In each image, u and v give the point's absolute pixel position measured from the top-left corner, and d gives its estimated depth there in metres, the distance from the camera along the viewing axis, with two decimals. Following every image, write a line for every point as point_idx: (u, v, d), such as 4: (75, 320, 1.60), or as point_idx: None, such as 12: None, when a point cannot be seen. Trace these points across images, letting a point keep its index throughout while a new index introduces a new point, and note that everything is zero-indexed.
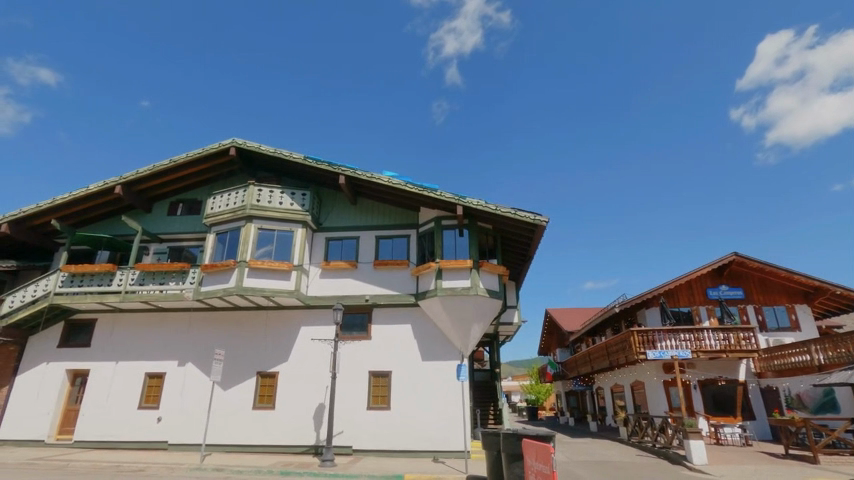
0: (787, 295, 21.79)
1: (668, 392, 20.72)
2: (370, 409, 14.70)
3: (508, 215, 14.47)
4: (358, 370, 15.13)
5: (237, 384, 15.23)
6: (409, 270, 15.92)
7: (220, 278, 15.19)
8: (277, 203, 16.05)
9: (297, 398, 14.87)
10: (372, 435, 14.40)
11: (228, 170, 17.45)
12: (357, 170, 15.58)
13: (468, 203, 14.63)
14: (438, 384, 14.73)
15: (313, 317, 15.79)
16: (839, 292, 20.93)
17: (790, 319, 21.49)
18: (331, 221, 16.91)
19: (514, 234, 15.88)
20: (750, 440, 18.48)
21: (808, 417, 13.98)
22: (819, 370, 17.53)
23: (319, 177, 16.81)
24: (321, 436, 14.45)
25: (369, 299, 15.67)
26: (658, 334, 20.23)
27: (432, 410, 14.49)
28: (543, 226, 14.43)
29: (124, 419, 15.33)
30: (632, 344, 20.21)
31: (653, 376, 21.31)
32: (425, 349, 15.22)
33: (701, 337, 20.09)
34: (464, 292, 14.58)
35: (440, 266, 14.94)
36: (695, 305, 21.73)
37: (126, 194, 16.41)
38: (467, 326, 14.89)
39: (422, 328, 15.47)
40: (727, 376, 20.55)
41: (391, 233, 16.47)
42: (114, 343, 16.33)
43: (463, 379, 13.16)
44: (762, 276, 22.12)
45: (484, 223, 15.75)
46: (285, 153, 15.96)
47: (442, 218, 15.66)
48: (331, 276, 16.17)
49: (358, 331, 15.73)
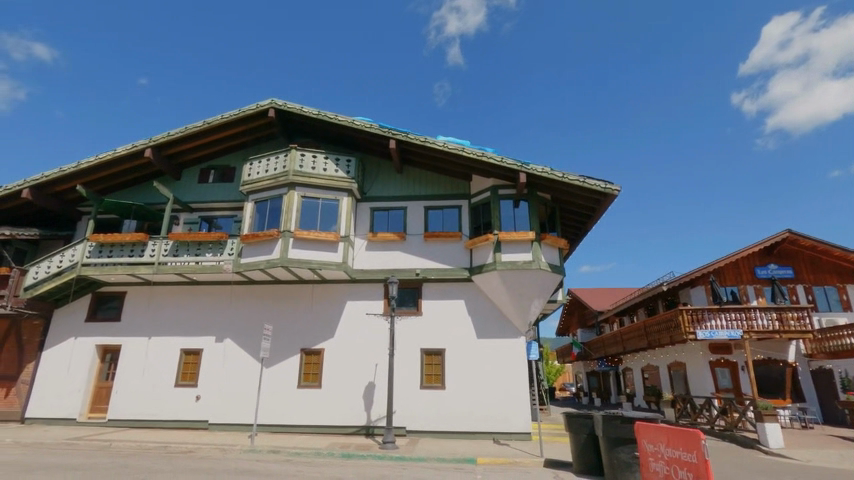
0: (838, 274, 21.02)
1: (714, 373, 20.06)
2: (424, 389, 13.87)
3: (576, 184, 13.42)
4: (409, 348, 14.25)
5: (280, 361, 14.36)
6: (463, 242, 14.95)
7: (262, 249, 14.16)
8: (321, 170, 14.94)
9: (345, 378, 14.01)
10: (428, 415, 13.62)
11: (265, 134, 16.30)
12: (408, 134, 14.43)
13: (532, 169, 13.55)
14: (496, 362, 13.90)
15: (359, 292, 14.84)
16: None
17: (841, 299, 20.75)
18: (376, 190, 15.83)
19: (575, 205, 14.86)
20: (804, 422, 17.91)
21: None
22: None
23: (364, 142, 15.66)
24: (372, 416, 13.63)
25: (420, 273, 14.72)
26: (707, 312, 19.41)
27: (490, 390, 13.71)
28: (613, 196, 13.39)
29: (161, 397, 14.47)
30: (682, 323, 19.40)
31: (698, 357, 20.63)
32: (480, 326, 14.30)
33: (751, 317, 19.31)
34: (526, 267, 13.59)
35: (499, 238, 13.93)
36: (743, 284, 20.89)
37: (156, 158, 15.27)
38: (527, 302, 13.98)
39: (476, 304, 14.52)
40: (776, 356, 19.86)
41: (442, 203, 15.45)
42: (147, 318, 15.39)
43: (532, 357, 12.33)
44: (812, 254, 21.31)
45: (543, 192, 14.71)
46: (330, 115, 14.77)
47: (499, 187, 14.63)
48: (377, 248, 15.17)
49: (407, 305, 14.85)
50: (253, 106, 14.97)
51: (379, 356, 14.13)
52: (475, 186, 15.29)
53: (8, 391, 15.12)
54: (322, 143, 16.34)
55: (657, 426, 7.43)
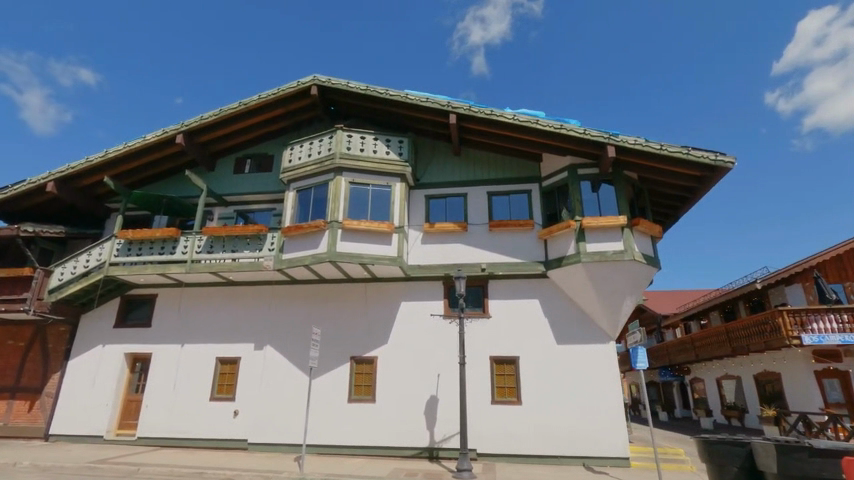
0: None
1: (820, 385, 17.38)
2: (496, 404, 11.74)
3: (678, 156, 11.11)
4: (476, 356, 12.16)
5: (328, 371, 12.52)
6: (535, 232, 12.86)
7: (306, 243, 12.40)
8: (371, 152, 13.18)
9: (402, 391, 12.03)
10: (503, 436, 11.47)
11: (307, 116, 14.70)
12: (471, 107, 12.50)
13: (622, 141, 11.36)
14: (582, 374, 11.66)
15: (415, 291, 12.91)
16: None
17: None
18: (431, 176, 13.94)
19: (669, 185, 12.56)
20: None
21: None
22: None
23: (418, 122, 13.82)
24: (436, 436, 11.58)
25: (486, 268, 12.68)
26: (811, 313, 16.70)
27: (575, 405, 11.48)
28: (725, 170, 10.95)
29: (194, 412, 12.79)
30: (782, 326, 16.68)
31: (799, 366, 17.92)
32: (560, 329, 12.11)
33: None
34: (618, 257, 11.37)
35: (582, 225, 11.75)
36: (848, 281, 18.17)
37: (188, 145, 13.81)
38: (618, 300, 11.74)
39: (554, 304, 12.37)
40: None
41: (508, 188, 13.45)
42: (179, 323, 13.83)
43: (641, 366, 9.67)
44: None
45: (630, 171, 12.52)
46: (381, 90, 12.97)
47: (578, 167, 12.55)
48: (434, 241, 13.24)
49: (472, 306, 12.79)
50: (294, 84, 13.33)
51: (442, 364, 12.11)
52: (547, 167, 13.26)
53: (32, 405, 13.75)
54: (370, 125, 14.61)
55: None
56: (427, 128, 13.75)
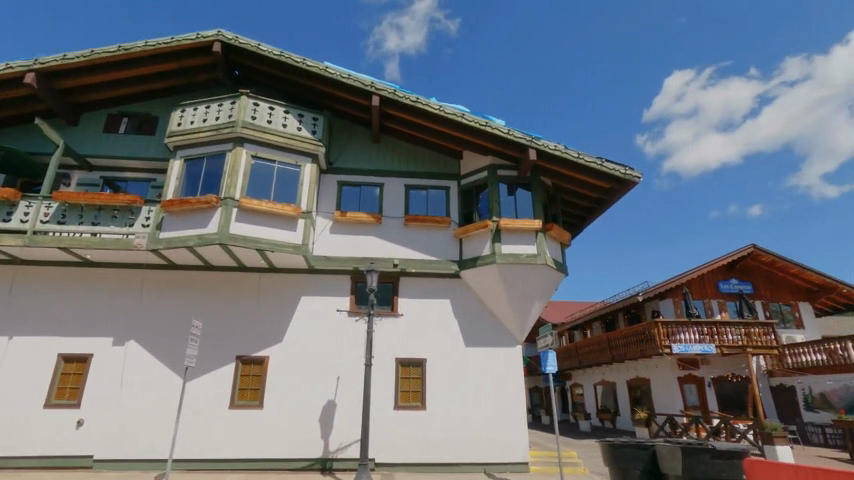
0: (792, 292, 21.68)
1: (682, 390, 19.38)
2: (399, 409, 10.94)
3: (591, 166, 11.44)
4: (381, 357, 11.27)
5: (207, 373, 10.70)
6: (451, 231, 12.43)
7: (192, 221, 10.55)
8: (280, 126, 11.73)
9: (295, 395, 10.69)
10: (404, 443, 10.71)
11: (205, 77, 12.73)
12: (396, 91, 11.71)
13: (543, 145, 11.42)
14: (488, 378, 11.37)
15: (319, 285, 11.68)
16: (846, 291, 20.97)
17: (793, 317, 21.41)
18: (346, 161, 12.87)
19: (580, 194, 12.99)
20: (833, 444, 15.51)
21: None
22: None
23: (336, 101, 12.67)
24: (331, 446, 10.44)
25: (399, 264, 11.91)
26: (678, 325, 18.63)
27: (480, 409, 11.14)
28: (632, 184, 11.52)
29: (20, 423, 10.10)
30: (656, 336, 18.37)
31: (666, 373, 19.89)
32: (470, 331, 11.75)
33: (721, 332, 18.83)
34: (531, 261, 11.32)
35: (499, 225, 11.55)
36: (707, 298, 20.83)
37: (41, 89, 11.08)
38: (527, 304, 11.70)
39: (465, 306, 11.99)
40: (738, 372, 19.70)
41: (427, 183, 12.89)
42: (9, 310, 10.93)
43: (551, 370, 9.61)
44: (770, 272, 21.81)
45: (546, 177, 12.70)
46: (297, 58, 11.60)
47: (498, 167, 12.40)
48: (345, 231, 12.15)
49: (380, 304, 11.90)
50: (191, 35, 11.36)
51: (343, 366, 11.02)
52: (467, 165, 12.97)
53: None
54: (281, 97, 13.09)
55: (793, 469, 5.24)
56: (346, 109, 12.67)
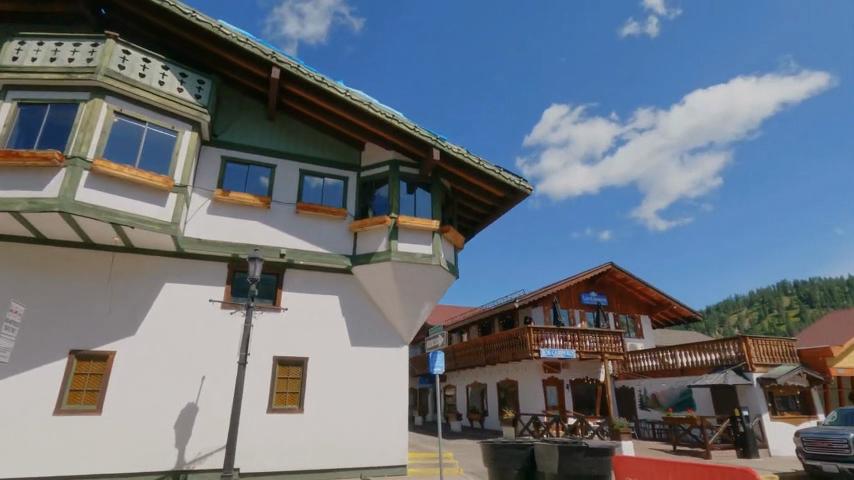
0: (636, 306, 25.00)
1: (545, 391, 21.05)
2: (272, 413, 9.96)
3: (490, 174, 11.75)
4: (256, 355, 10.17)
5: (26, 371, 8.58)
6: (346, 224, 11.81)
7: (22, 180, 8.41)
8: (155, 82, 10.04)
9: (147, 398, 9.11)
10: (275, 450, 9.78)
11: (59, 9, 10.39)
12: (300, 67, 10.75)
13: (447, 147, 11.43)
14: (372, 379, 10.95)
15: (189, 271, 10.19)
16: (675, 307, 24.79)
17: (636, 327, 24.65)
18: (234, 135, 11.50)
19: (475, 200, 13.29)
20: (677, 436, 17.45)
21: (702, 417, 15.84)
22: (682, 371, 19.53)
23: (229, 67, 11.27)
24: (187, 456, 9.10)
25: (286, 255, 10.91)
26: (547, 331, 20.24)
27: (361, 412, 10.66)
28: (524, 196, 12.10)
29: None
30: (528, 341, 19.74)
31: (532, 375, 21.46)
32: (357, 330, 11.21)
33: (581, 339, 20.89)
34: (425, 261, 11.18)
35: (397, 223, 11.24)
36: (571, 307, 23.04)
37: None
38: (418, 305, 11.55)
39: (355, 303, 11.43)
40: (591, 375, 22.10)
41: (324, 171, 12.10)
42: None
43: (437, 371, 9.50)
44: (621, 288, 24.88)
45: (446, 180, 12.75)
46: (185, 8, 10.04)
47: (400, 164, 12.10)
48: (225, 212, 10.80)
49: (261, 296, 10.77)
50: None
51: (210, 365, 9.72)
52: (369, 158, 12.48)
53: None
54: (159, 50, 11.22)
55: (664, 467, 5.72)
56: (240, 77, 11.33)
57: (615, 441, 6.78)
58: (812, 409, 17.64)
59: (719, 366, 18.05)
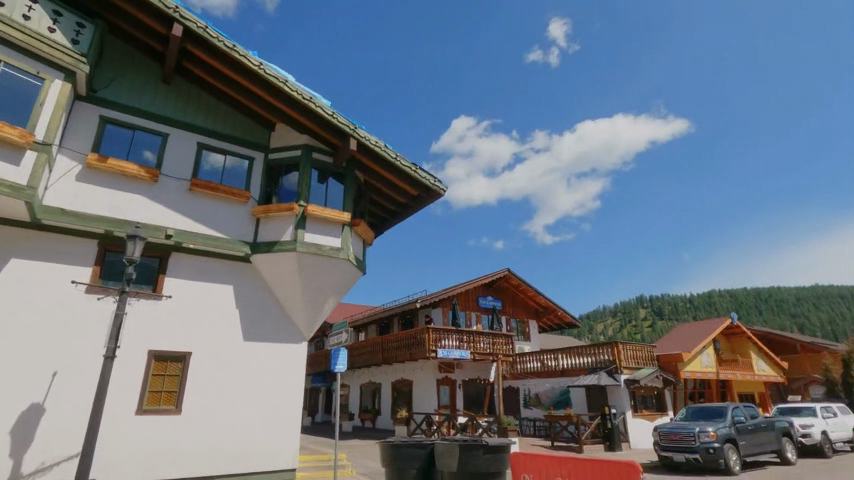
0: (526, 311, 26.69)
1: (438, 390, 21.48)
2: (142, 414, 8.72)
3: (406, 171, 11.60)
4: (128, 349, 8.85)
5: None
6: (247, 208, 10.83)
7: None
8: (17, 15, 8.29)
9: None
10: (143, 457, 8.57)
11: None
12: (207, 28, 9.53)
13: (365, 138, 11.02)
14: (264, 378, 10.13)
15: (46, 247, 8.53)
16: (560, 314, 26.91)
17: (525, 331, 26.31)
18: (118, 94, 9.95)
19: (388, 195, 13.05)
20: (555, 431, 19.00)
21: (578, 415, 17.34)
22: (562, 372, 21.13)
23: (118, 14, 9.68)
24: (27, 467, 7.58)
25: (174, 236, 9.63)
26: (446, 331, 20.68)
27: (250, 413, 9.80)
28: (437, 196, 12.15)
29: None
30: (426, 341, 19.98)
31: (427, 375, 21.79)
32: (252, 324, 10.31)
33: (476, 340, 21.71)
34: (333, 254, 10.65)
35: (306, 211, 10.56)
36: (468, 310, 24.01)
37: None
38: (321, 300, 10.93)
39: (251, 294, 10.51)
40: (482, 376, 23.07)
41: (226, 148, 11.00)
42: None
43: (339, 369, 9.13)
44: (515, 293, 26.38)
45: (360, 172, 12.31)
46: None
47: (313, 149, 11.40)
48: (100, 181, 9.26)
49: (138, 282, 9.40)
50: None
51: (66, 358, 8.23)
52: (279, 139, 11.61)
53: None
54: None
55: (559, 461, 5.94)
56: (130, 28, 9.77)
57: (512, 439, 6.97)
58: (663, 407, 20.27)
59: (595, 368, 19.91)
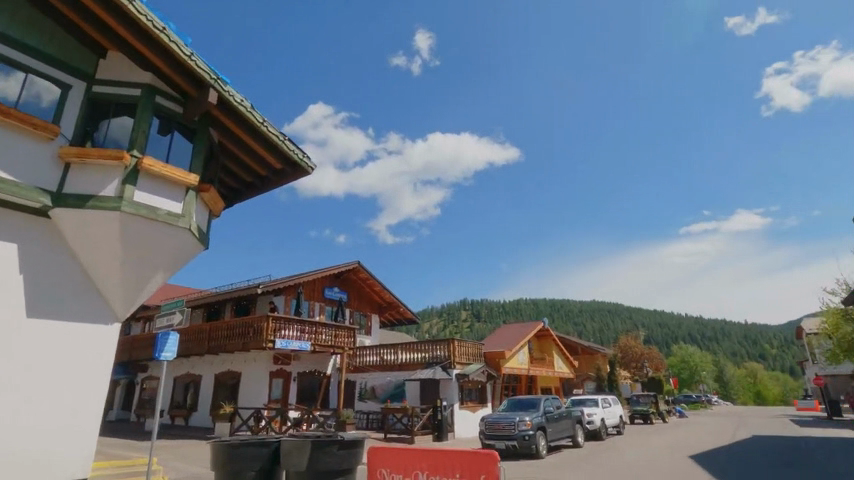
0: (370, 305, 26.73)
1: (270, 383, 20.03)
2: None
3: (273, 140, 10.36)
4: None
5: None
6: (54, 147, 8.17)
7: None
8: None
9: None
10: None
11: None
12: None
13: (229, 94, 9.44)
14: (57, 368, 7.70)
15: None
16: (402, 310, 27.64)
17: (367, 324, 26.33)
18: None
19: (245, 163, 11.48)
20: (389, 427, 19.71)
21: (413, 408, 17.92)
22: (400, 367, 21.59)
23: None
24: None
25: None
26: (286, 321, 19.41)
27: (30, 413, 7.28)
28: (303, 173, 11.17)
29: None
30: (264, 329, 18.46)
31: (260, 367, 20.07)
32: (45, 299, 7.75)
33: (319, 332, 20.85)
34: (170, 220, 8.86)
35: (140, 164, 8.50)
36: (313, 300, 23.05)
37: None
38: (147, 274, 8.98)
39: (46, 260, 7.88)
40: (319, 368, 22.27)
41: (25, 62, 8.03)
42: None
43: (165, 357, 7.65)
44: (361, 286, 26.22)
45: (214, 130, 10.54)
46: None
47: (158, 93, 9.28)
48: None
49: None
50: None
51: None
52: (110, 71, 9.15)
53: None
54: None
55: (417, 453, 5.75)
56: None
57: (365, 434, 6.69)
58: (485, 399, 22.29)
59: (431, 363, 20.87)
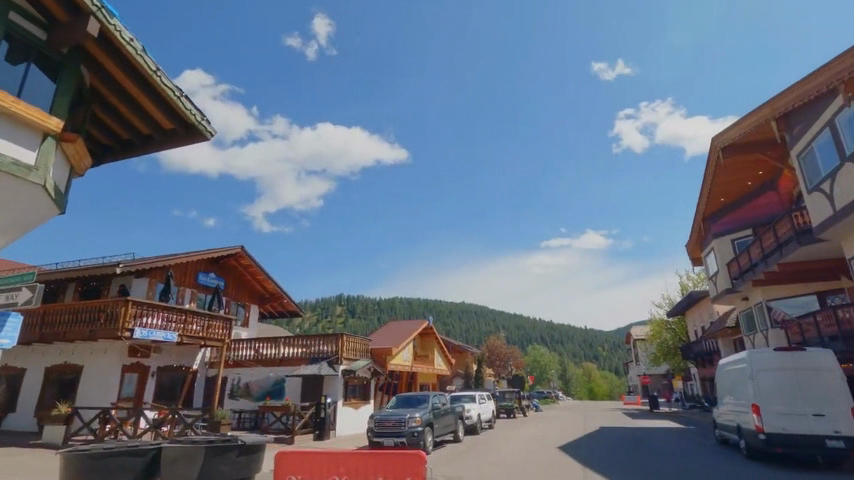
0: (249, 295, 24.64)
1: (121, 378, 17.19)
2: None
3: (167, 95, 8.80)
4: None
5: None
6: None
7: None
8: None
9: None
10: None
11: None
12: None
13: (115, 29, 7.73)
14: None
15: None
16: (285, 301, 25.96)
17: (244, 315, 24.21)
18: None
19: (125, 116, 9.60)
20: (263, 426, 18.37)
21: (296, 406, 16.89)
22: (280, 362, 20.29)
23: None
24: None
25: None
26: (149, 308, 16.84)
27: None
28: (200, 138, 9.70)
29: None
30: (120, 316, 15.76)
31: (109, 361, 17.06)
32: None
33: (189, 321, 18.48)
34: (18, 173, 6.92)
35: None
36: (183, 286, 20.46)
37: None
38: None
39: None
40: (184, 362, 19.85)
41: None
42: None
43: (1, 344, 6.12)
44: (240, 274, 24.04)
45: (87, 70, 8.60)
46: None
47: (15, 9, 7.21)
48: None
49: None
50: None
51: None
52: None
53: None
54: None
55: (332, 458, 5.27)
56: None
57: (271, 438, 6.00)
58: (368, 395, 21.99)
59: (316, 358, 19.91)
